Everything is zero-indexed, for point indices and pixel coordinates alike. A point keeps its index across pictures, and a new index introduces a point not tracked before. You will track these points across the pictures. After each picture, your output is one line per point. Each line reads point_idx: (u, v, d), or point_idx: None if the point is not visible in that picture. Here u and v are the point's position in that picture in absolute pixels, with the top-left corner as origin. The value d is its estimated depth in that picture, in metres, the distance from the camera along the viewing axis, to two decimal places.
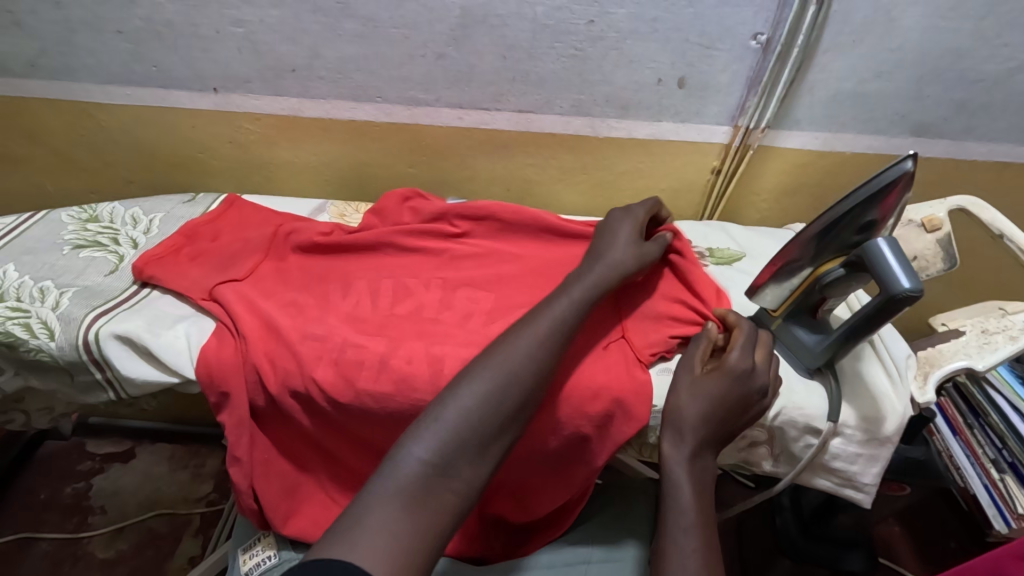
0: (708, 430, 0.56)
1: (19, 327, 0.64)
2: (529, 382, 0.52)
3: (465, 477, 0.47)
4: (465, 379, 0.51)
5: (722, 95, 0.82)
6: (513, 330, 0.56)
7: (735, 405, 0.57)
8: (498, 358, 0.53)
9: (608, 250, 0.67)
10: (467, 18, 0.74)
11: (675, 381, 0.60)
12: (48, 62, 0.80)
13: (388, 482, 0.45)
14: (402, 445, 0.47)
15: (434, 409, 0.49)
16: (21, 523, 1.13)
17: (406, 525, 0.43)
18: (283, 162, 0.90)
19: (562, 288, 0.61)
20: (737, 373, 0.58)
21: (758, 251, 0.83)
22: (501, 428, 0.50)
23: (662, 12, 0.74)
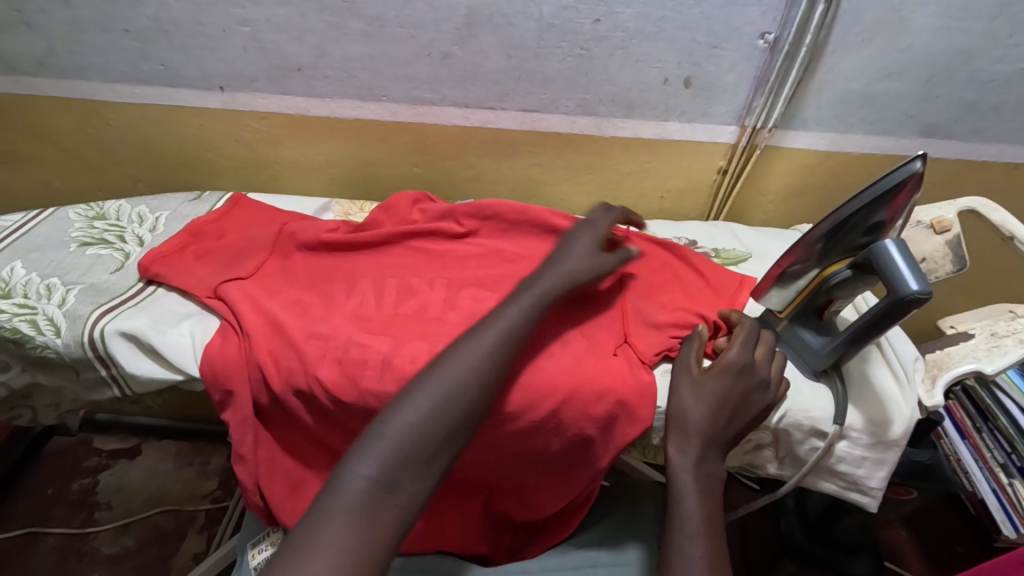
0: (713, 431, 0.56)
1: (26, 324, 0.65)
2: (475, 392, 0.52)
3: (409, 492, 0.47)
4: (408, 394, 0.51)
5: (729, 95, 0.81)
6: (462, 340, 0.55)
7: (737, 405, 0.57)
8: (443, 369, 0.52)
9: (561, 258, 0.66)
10: (473, 17, 0.74)
11: (677, 383, 0.59)
12: (56, 61, 0.80)
13: (334, 502, 0.45)
14: (345, 466, 0.47)
15: (376, 426, 0.49)
16: (28, 518, 1.14)
17: (350, 545, 0.43)
18: (288, 161, 0.90)
19: (511, 296, 0.60)
20: (736, 370, 0.58)
21: (764, 251, 0.82)
22: (445, 441, 0.50)
23: (669, 12, 0.73)
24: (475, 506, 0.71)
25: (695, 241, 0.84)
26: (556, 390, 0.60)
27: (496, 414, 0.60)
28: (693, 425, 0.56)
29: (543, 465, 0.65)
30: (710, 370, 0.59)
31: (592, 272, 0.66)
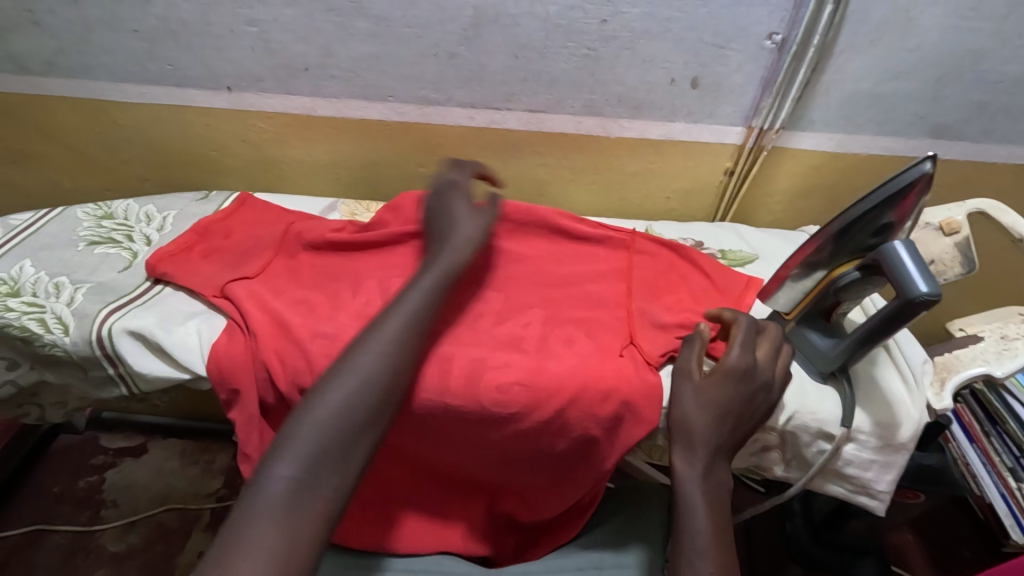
0: (717, 443, 0.56)
1: (34, 322, 0.65)
2: (386, 380, 0.53)
3: (331, 486, 0.48)
4: (319, 391, 0.51)
5: (736, 96, 0.81)
6: (369, 330, 0.56)
7: (740, 410, 0.57)
8: (355, 363, 0.53)
9: (455, 225, 0.65)
10: (479, 17, 0.74)
11: (678, 392, 0.58)
12: (65, 61, 0.81)
13: (257, 506, 0.46)
14: (264, 468, 0.48)
15: (291, 426, 0.50)
16: (34, 515, 1.14)
17: (276, 545, 0.44)
18: (294, 161, 0.90)
19: (413, 276, 0.60)
20: (738, 376, 0.57)
21: (771, 253, 0.82)
22: (359, 432, 0.51)
23: (675, 12, 0.73)
24: (478, 506, 0.72)
25: (702, 242, 0.83)
26: (561, 390, 0.60)
27: (502, 415, 0.60)
28: (697, 438, 0.56)
29: (549, 467, 0.65)
30: (711, 377, 0.58)
31: (484, 232, 0.66)
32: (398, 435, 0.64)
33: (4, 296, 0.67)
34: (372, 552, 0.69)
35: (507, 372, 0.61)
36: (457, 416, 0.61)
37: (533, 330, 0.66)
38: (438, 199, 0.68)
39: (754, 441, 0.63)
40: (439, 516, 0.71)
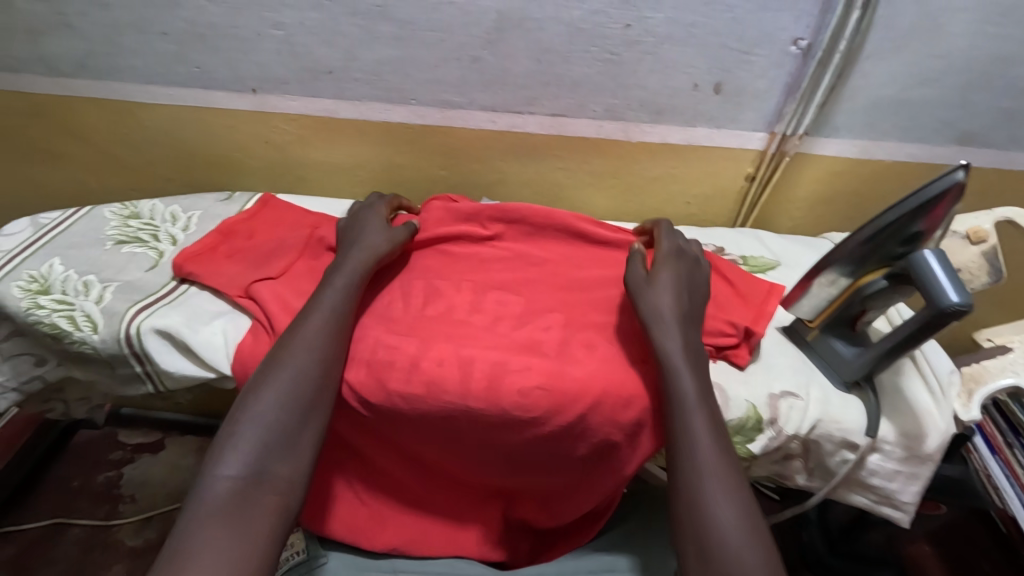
0: (684, 317, 0.62)
1: (64, 319, 0.66)
2: (318, 371, 0.59)
3: (282, 474, 0.54)
4: (254, 394, 0.57)
5: (759, 101, 0.80)
6: (293, 332, 0.61)
7: (688, 282, 0.65)
8: (283, 364, 0.58)
9: (362, 238, 0.71)
10: (503, 22, 0.75)
11: (636, 285, 0.64)
12: (95, 63, 0.82)
13: (206, 505, 0.51)
14: (211, 469, 0.53)
15: (232, 428, 0.56)
16: (54, 508, 1.16)
17: (236, 531, 0.50)
18: (316, 162, 0.91)
19: (326, 280, 0.66)
20: (676, 258, 0.67)
21: (793, 260, 0.81)
22: (300, 421, 0.57)
23: (700, 17, 0.73)
24: (495, 510, 0.71)
25: (723, 248, 0.83)
26: (583, 396, 0.60)
27: (523, 418, 0.60)
28: (699, 435, 0.55)
29: (568, 472, 0.65)
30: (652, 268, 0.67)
31: (392, 244, 0.71)
32: (413, 439, 0.65)
33: (35, 293, 0.68)
34: (388, 552, 0.70)
35: (528, 376, 0.61)
36: (478, 418, 0.61)
37: (554, 334, 0.66)
38: (351, 218, 0.75)
39: (777, 450, 0.62)
40: (456, 520, 0.71)
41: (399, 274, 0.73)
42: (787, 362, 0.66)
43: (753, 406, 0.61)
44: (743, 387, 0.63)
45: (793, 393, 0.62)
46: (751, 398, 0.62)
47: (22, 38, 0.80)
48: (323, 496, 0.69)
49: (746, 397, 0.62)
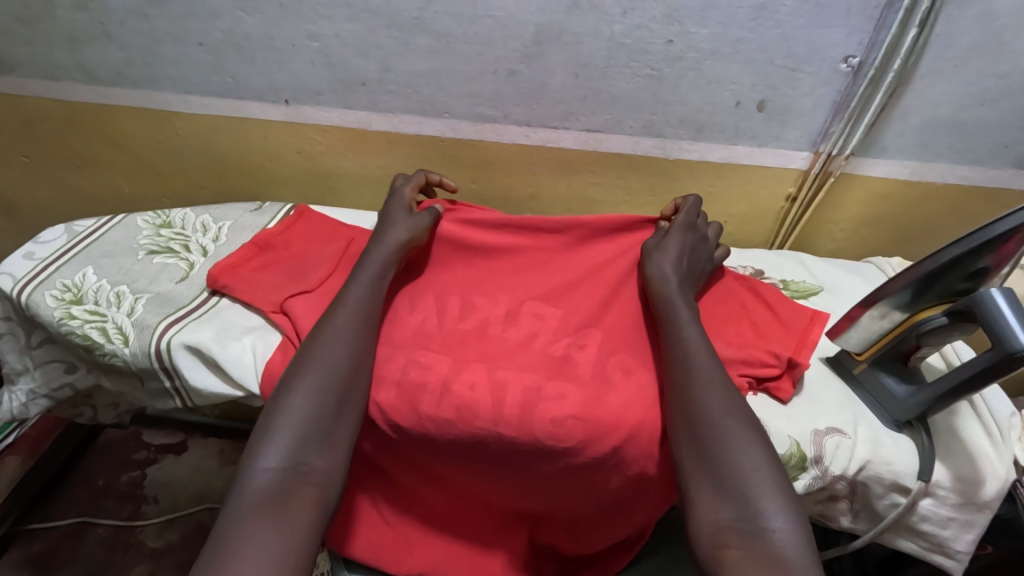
0: (687, 273, 0.66)
1: (96, 331, 0.67)
2: (348, 367, 0.58)
3: (319, 467, 0.53)
4: (288, 389, 0.56)
5: (804, 120, 0.77)
6: (319, 330, 0.61)
7: (693, 249, 0.69)
8: (312, 359, 0.58)
9: (389, 227, 0.70)
10: (542, 35, 0.73)
11: (646, 250, 0.68)
12: (133, 72, 0.83)
13: (247, 499, 0.50)
14: (249, 463, 0.53)
15: (268, 424, 0.54)
16: (79, 507, 1.17)
17: (276, 526, 0.49)
18: (348, 173, 0.90)
19: (351, 277, 0.66)
20: (684, 228, 0.69)
21: (837, 286, 0.78)
22: (336, 413, 0.56)
23: (746, 33, 0.70)
24: (520, 539, 0.69)
25: (762, 271, 0.80)
26: (618, 427, 0.58)
27: (557, 448, 0.58)
28: (707, 377, 0.56)
29: (600, 505, 0.63)
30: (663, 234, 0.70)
31: (419, 231, 0.70)
32: (444, 466, 0.63)
33: (69, 303, 0.69)
34: None
35: (562, 405, 0.59)
36: (509, 446, 0.59)
37: (589, 355, 0.64)
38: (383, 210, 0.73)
39: (822, 491, 0.60)
40: (481, 545, 0.69)
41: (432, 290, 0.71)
42: (833, 397, 0.63)
43: (797, 443, 0.58)
44: (785, 421, 0.60)
45: (839, 431, 0.59)
46: (795, 434, 0.59)
47: (63, 47, 0.81)
48: (347, 517, 0.68)
49: (789, 433, 0.59)
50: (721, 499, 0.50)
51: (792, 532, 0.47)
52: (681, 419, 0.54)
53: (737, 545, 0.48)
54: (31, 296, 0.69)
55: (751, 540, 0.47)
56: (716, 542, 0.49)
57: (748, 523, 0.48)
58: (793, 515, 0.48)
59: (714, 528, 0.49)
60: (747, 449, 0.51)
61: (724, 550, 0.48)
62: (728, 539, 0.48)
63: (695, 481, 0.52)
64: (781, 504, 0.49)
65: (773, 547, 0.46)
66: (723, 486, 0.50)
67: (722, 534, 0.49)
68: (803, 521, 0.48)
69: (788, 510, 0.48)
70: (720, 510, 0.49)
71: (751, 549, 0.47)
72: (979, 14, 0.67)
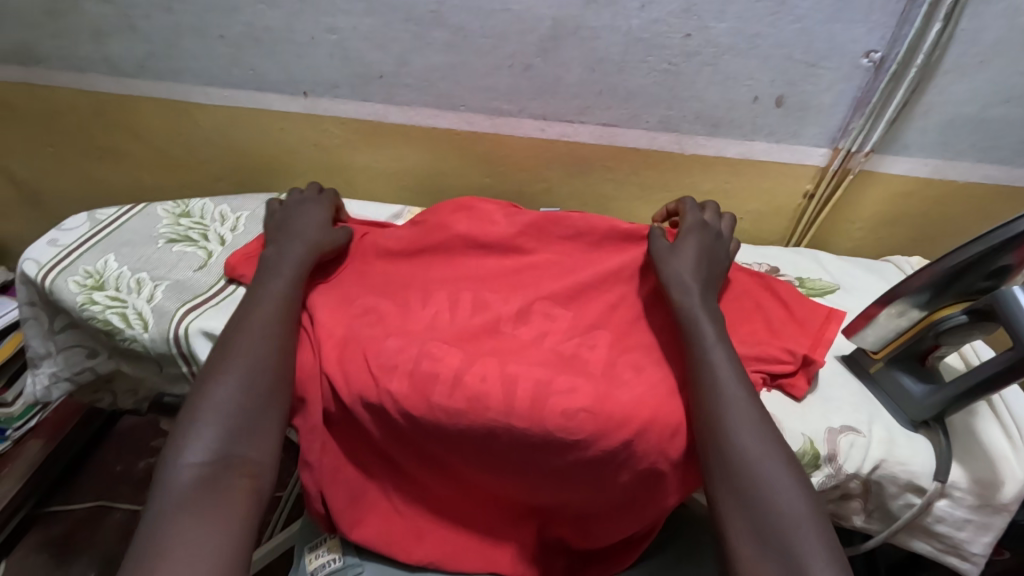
0: (705, 275, 0.66)
1: (117, 316, 0.68)
2: (274, 358, 0.59)
3: (252, 456, 0.54)
4: (213, 381, 0.56)
5: (823, 116, 0.77)
6: (237, 326, 0.61)
7: (709, 252, 0.68)
8: (235, 354, 0.58)
9: (302, 231, 0.72)
10: (558, 29, 0.73)
11: (660, 254, 0.67)
12: (154, 64, 0.84)
13: (171, 496, 0.50)
14: (172, 458, 0.52)
15: (193, 420, 0.54)
16: (97, 492, 1.19)
17: (212, 518, 0.49)
18: (362, 165, 0.91)
19: (271, 273, 0.67)
20: (698, 229, 0.70)
21: (854, 285, 0.77)
22: (265, 404, 0.56)
23: (765, 28, 0.70)
24: (529, 530, 0.70)
25: (778, 268, 0.80)
26: (631, 421, 0.58)
27: (567, 441, 0.58)
28: (740, 405, 0.55)
29: (610, 499, 0.63)
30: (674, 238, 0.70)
31: (331, 240, 0.73)
32: (454, 454, 0.63)
33: (91, 289, 0.70)
34: (423, 566, 0.68)
35: (573, 398, 0.59)
36: (520, 439, 0.59)
37: (599, 354, 0.64)
38: (292, 211, 0.75)
39: (835, 489, 0.59)
40: (492, 537, 0.69)
41: (446, 284, 0.72)
42: (848, 395, 0.62)
43: (810, 441, 0.58)
44: (799, 419, 0.60)
45: (854, 429, 0.59)
46: (809, 432, 0.58)
47: (88, 40, 0.83)
48: (358, 503, 0.67)
49: (803, 431, 0.59)
50: (762, 551, 0.49)
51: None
52: (710, 450, 0.54)
53: None
54: (54, 281, 0.71)
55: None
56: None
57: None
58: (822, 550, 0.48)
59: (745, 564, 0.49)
60: (787, 494, 0.50)
61: None
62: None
63: (732, 529, 0.51)
64: (825, 553, 0.48)
65: None
66: (762, 535, 0.49)
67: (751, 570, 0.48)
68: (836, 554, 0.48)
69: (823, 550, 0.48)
70: (762, 562, 0.49)
71: None
72: (1006, 10, 0.65)
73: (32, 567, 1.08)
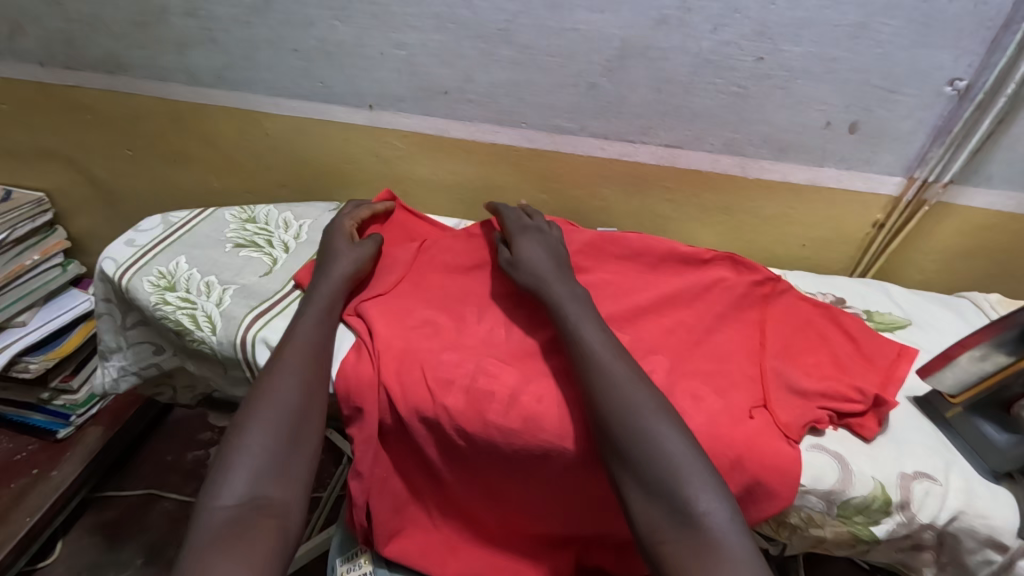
0: (557, 265, 0.69)
1: (187, 318, 0.71)
2: (301, 398, 0.60)
3: (278, 498, 0.54)
4: (242, 425, 0.58)
5: (900, 144, 0.74)
6: (272, 364, 0.63)
7: (550, 246, 0.72)
8: (265, 396, 0.60)
9: (332, 259, 0.73)
10: (627, 49, 0.72)
11: (508, 264, 0.70)
12: (230, 75, 0.87)
13: (201, 536, 0.50)
14: (205, 501, 0.53)
15: (224, 462, 0.55)
16: (148, 479, 1.24)
17: (238, 559, 0.48)
18: (419, 178, 0.92)
19: (301, 310, 0.69)
20: (525, 229, 0.74)
21: (926, 320, 0.74)
22: (291, 444, 0.57)
23: (843, 52, 0.68)
24: (566, 557, 0.68)
25: (844, 300, 0.77)
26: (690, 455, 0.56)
27: None
28: (618, 371, 0.57)
29: None
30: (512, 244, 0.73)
31: (359, 262, 0.73)
32: (500, 474, 0.63)
33: (163, 289, 0.73)
34: None
35: None
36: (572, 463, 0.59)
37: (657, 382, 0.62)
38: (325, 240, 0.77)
39: (905, 538, 0.56)
40: (527, 559, 0.68)
41: (502, 302, 0.72)
42: (921, 439, 0.59)
43: (881, 486, 0.55)
44: (869, 462, 0.57)
45: (928, 476, 0.56)
46: (879, 476, 0.56)
47: (171, 50, 0.87)
48: (400, 516, 0.67)
49: (874, 474, 0.56)
50: (649, 498, 0.51)
51: (721, 510, 0.49)
52: (595, 425, 0.55)
53: (671, 537, 0.49)
54: (130, 280, 0.74)
55: (681, 531, 0.49)
56: (652, 538, 0.50)
57: (677, 513, 0.49)
58: (719, 494, 0.49)
59: (649, 525, 0.50)
60: (679, 451, 0.51)
61: (661, 546, 0.49)
62: (663, 535, 0.49)
63: (623, 484, 0.52)
64: (716, 496, 0.49)
65: (707, 531, 0.48)
66: (645, 483, 0.51)
67: (656, 529, 0.50)
68: (729, 495, 0.50)
69: (717, 491, 0.50)
70: (651, 509, 0.50)
71: (685, 539, 0.48)
72: None
73: (86, 548, 1.13)
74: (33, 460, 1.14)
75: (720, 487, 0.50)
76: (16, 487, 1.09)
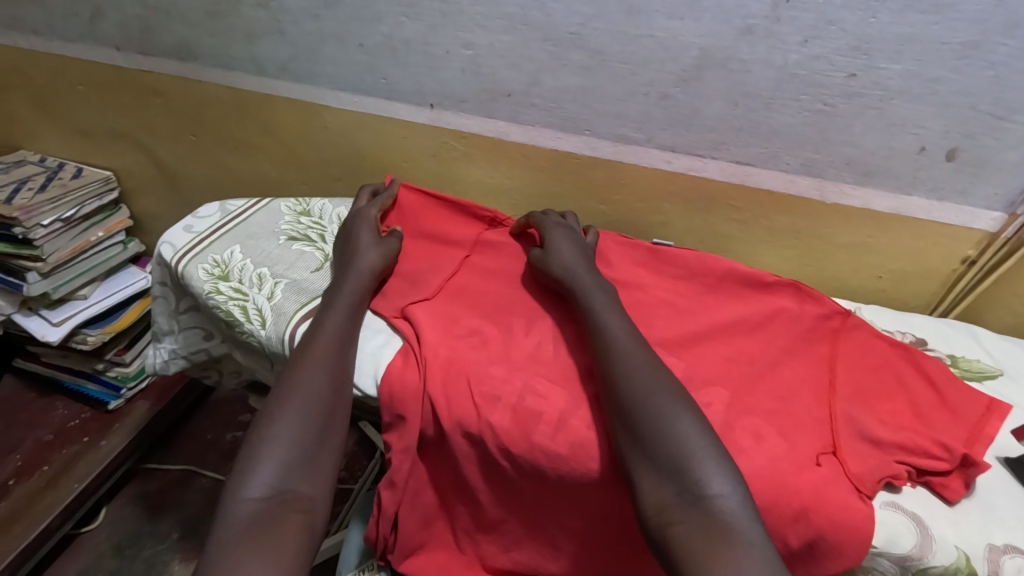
0: (589, 261, 0.68)
1: (238, 309, 0.71)
2: (330, 388, 0.59)
3: (305, 491, 0.53)
4: (271, 418, 0.56)
5: (1004, 176, 0.67)
6: (303, 350, 0.62)
7: (584, 244, 0.71)
8: (293, 383, 0.59)
9: (356, 256, 0.71)
10: (704, 60, 0.68)
11: (540, 258, 0.70)
12: (295, 67, 0.87)
13: (227, 531, 0.49)
14: (231, 492, 0.52)
15: (251, 452, 0.54)
16: (189, 455, 1.27)
17: (265, 555, 0.48)
18: (474, 180, 0.90)
19: (329, 300, 0.67)
20: (561, 225, 0.72)
21: (1019, 371, 0.68)
22: (320, 434, 0.56)
23: (949, 72, 0.62)
24: None
25: (925, 341, 0.71)
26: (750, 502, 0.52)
27: None
28: (637, 357, 0.56)
29: None
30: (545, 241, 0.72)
31: (383, 260, 0.72)
32: (535, 492, 0.60)
33: (217, 278, 0.73)
34: None
35: None
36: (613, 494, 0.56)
37: (716, 416, 0.58)
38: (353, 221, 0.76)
39: None
40: None
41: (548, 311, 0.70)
42: (1013, 507, 0.54)
43: (965, 557, 0.51)
44: (952, 527, 0.52)
45: (1020, 551, 0.51)
46: (964, 546, 0.51)
47: (240, 40, 0.87)
48: (427, 531, 0.66)
49: (957, 542, 0.51)
50: (660, 478, 0.49)
51: (734, 495, 0.47)
52: (611, 408, 0.54)
53: (681, 519, 0.47)
54: (185, 266, 0.74)
55: (691, 511, 0.47)
56: (660, 521, 0.48)
57: (688, 495, 0.48)
58: (734, 480, 0.48)
59: (658, 508, 0.48)
60: (695, 436, 0.50)
61: (668, 528, 0.47)
62: (672, 517, 0.47)
63: (634, 464, 0.51)
64: (728, 479, 0.48)
65: (718, 513, 0.46)
66: (657, 463, 0.49)
67: (666, 512, 0.48)
68: (744, 483, 0.48)
69: (731, 475, 0.48)
70: (661, 489, 0.49)
71: (693, 522, 0.46)
72: None
73: (127, 517, 1.16)
74: (84, 429, 1.18)
75: (732, 472, 0.49)
76: (66, 454, 1.13)
